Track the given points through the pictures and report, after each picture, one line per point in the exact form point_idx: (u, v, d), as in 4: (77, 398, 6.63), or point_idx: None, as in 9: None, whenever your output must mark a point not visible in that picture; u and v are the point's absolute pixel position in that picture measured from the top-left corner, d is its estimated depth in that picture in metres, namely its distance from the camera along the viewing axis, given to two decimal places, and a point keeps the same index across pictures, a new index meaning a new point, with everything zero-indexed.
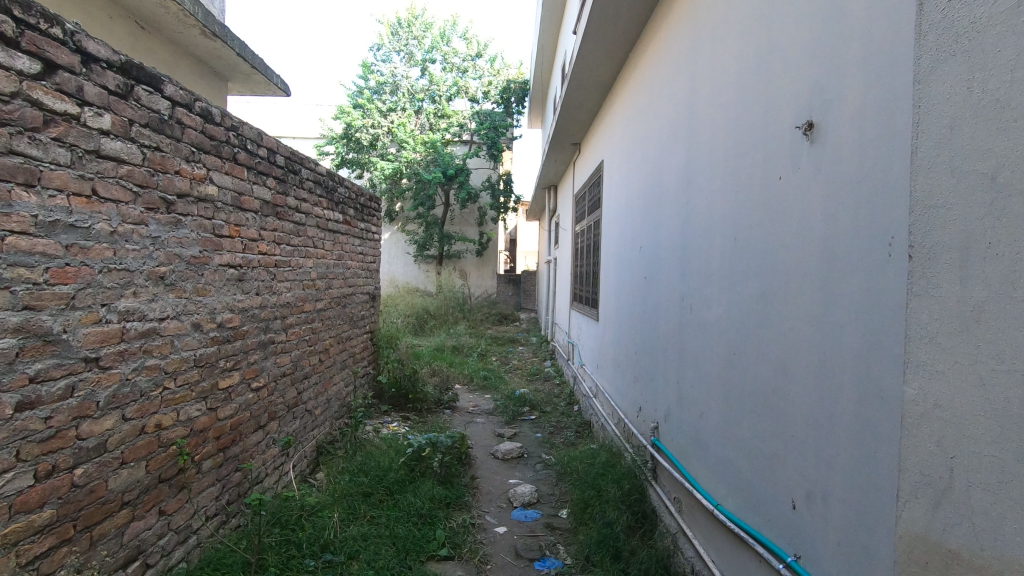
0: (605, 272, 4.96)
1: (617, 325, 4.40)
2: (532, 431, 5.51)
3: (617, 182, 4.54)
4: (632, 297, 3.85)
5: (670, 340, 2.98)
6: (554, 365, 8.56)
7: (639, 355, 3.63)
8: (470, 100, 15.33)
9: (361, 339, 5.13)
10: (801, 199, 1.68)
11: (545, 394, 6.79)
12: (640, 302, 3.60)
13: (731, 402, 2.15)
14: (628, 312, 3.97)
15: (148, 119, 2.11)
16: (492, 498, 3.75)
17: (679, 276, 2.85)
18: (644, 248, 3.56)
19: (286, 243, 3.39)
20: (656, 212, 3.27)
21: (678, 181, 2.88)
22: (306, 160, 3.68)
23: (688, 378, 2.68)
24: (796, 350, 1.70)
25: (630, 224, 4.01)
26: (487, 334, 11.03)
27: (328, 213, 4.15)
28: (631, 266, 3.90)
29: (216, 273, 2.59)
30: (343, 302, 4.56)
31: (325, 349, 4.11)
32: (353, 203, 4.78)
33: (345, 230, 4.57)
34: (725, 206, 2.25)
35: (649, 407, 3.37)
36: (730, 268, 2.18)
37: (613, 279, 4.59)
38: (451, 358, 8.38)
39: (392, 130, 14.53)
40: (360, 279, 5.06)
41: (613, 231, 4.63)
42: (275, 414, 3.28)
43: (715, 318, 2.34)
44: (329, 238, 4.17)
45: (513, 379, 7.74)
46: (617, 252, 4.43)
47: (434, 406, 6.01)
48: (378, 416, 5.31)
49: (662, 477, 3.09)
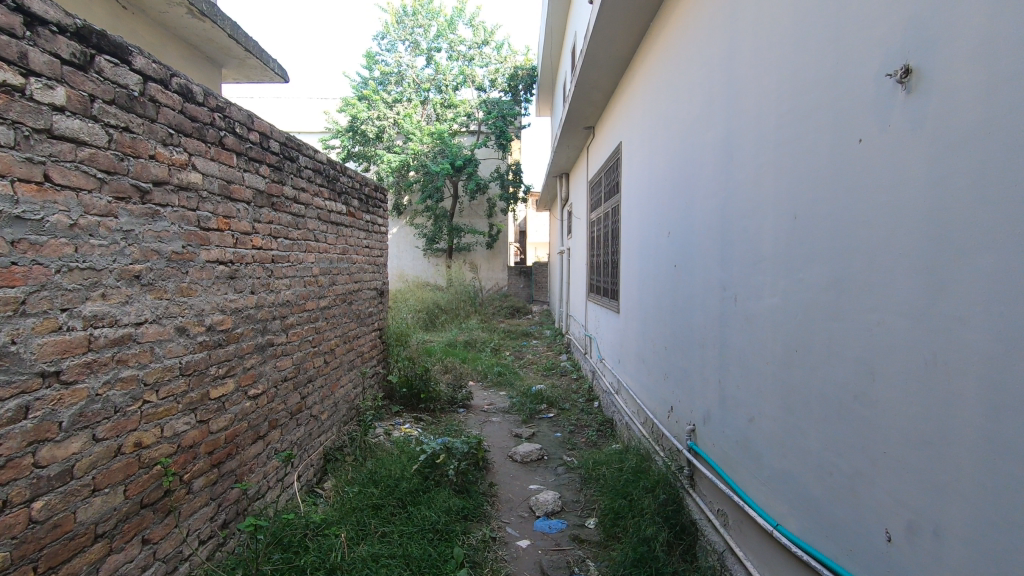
0: (627, 261, 4.66)
1: (642, 318, 4.10)
2: (551, 430, 5.24)
3: (638, 164, 4.22)
4: (660, 287, 3.56)
5: (709, 335, 2.69)
6: (570, 359, 8.27)
7: (670, 350, 3.34)
8: (477, 89, 14.99)
9: (370, 337, 4.87)
10: (889, 164, 1.38)
11: (563, 390, 6.51)
12: (670, 293, 3.31)
13: (792, 407, 1.87)
14: (656, 304, 3.67)
15: (115, 95, 1.83)
16: (513, 506, 3.49)
17: (719, 264, 2.55)
18: (673, 234, 3.25)
19: (284, 237, 3.13)
20: (688, 193, 2.96)
21: (716, 157, 2.57)
22: (303, 147, 3.40)
23: (733, 378, 2.39)
24: (884, 347, 1.40)
25: (655, 210, 3.70)
26: (500, 328, 10.78)
27: (330, 204, 3.88)
28: (658, 254, 3.60)
29: (202, 270, 2.33)
30: (348, 300, 4.30)
31: (330, 349, 3.86)
32: (357, 193, 4.51)
33: (349, 222, 4.31)
34: (779, 180, 1.95)
35: (684, 407, 3.07)
36: (789, 252, 1.88)
37: (636, 269, 4.28)
38: (464, 354, 8.13)
39: (398, 121, 14.24)
40: (367, 274, 4.80)
41: (635, 217, 4.33)
42: (276, 422, 3.03)
43: (768, 309, 2.05)
44: (331, 231, 3.91)
45: (529, 375, 7.46)
46: (640, 239, 4.13)
47: (447, 405, 5.76)
48: (389, 417, 5.07)
49: (702, 485, 2.79)
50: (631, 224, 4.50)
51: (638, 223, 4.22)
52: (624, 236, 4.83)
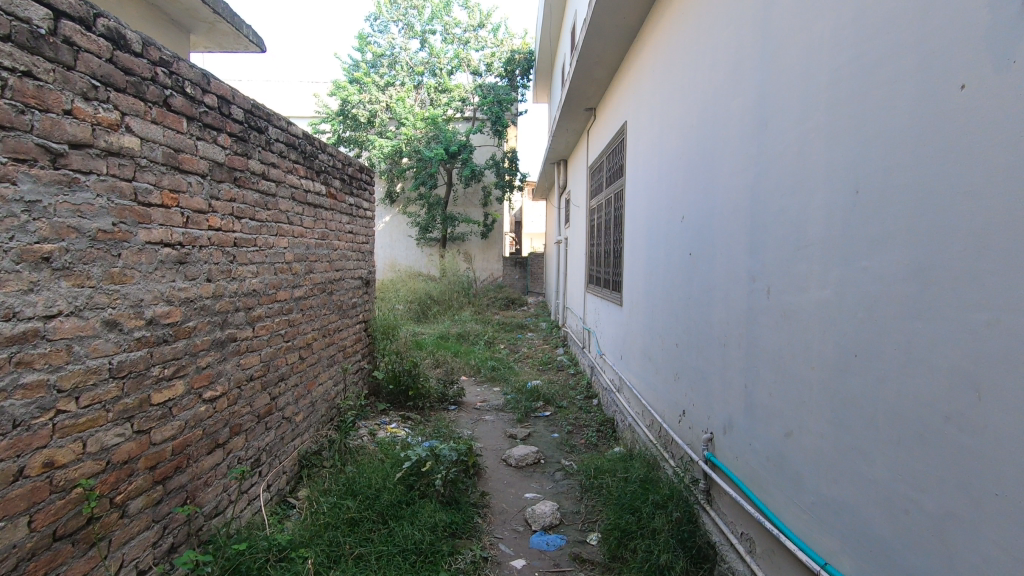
0: (632, 251, 4.32)
1: (648, 313, 3.78)
2: (548, 430, 4.91)
3: (646, 143, 3.87)
4: (672, 279, 3.22)
5: (732, 333, 2.36)
6: (567, 354, 7.95)
7: (683, 348, 3.02)
8: (473, 73, 14.54)
9: (353, 330, 4.52)
10: (1013, 115, 1.05)
11: (560, 386, 6.19)
12: (685, 286, 2.97)
13: (850, 422, 1.54)
14: (666, 298, 3.34)
15: (11, 31, 1.47)
16: (507, 519, 3.16)
17: (747, 251, 2.21)
18: (689, 219, 2.92)
19: (249, 218, 2.76)
20: (708, 171, 2.62)
21: (744, 128, 2.23)
22: (273, 117, 3.02)
23: (763, 384, 2.06)
24: (998, 356, 1.08)
25: (666, 195, 3.36)
26: (494, 320, 10.44)
27: (307, 183, 3.51)
28: (670, 241, 3.26)
29: (140, 253, 1.96)
30: (328, 290, 3.94)
31: (306, 344, 3.51)
32: (338, 173, 4.13)
33: (329, 204, 3.94)
34: (835, 148, 1.61)
35: (699, 413, 2.74)
36: (850, 234, 1.54)
37: (643, 258, 3.95)
38: (456, 347, 7.79)
39: (390, 106, 13.80)
40: (350, 262, 4.44)
41: (642, 203, 3.99)
42: (240, 428, 2.68)
43: (816, 306, 1.71)
44: (308, 214, 3.54)
45: (524, 369, 7.14)
46: (648, 227, 3.80)
47: (437, 403, 5.42)
48: (374, 416, 4.73)
49: (720, 502, 2.47)
50: (637, 211, 4.16)
51: (646, 210, 3.88)
52: (628, 224, 4.49)
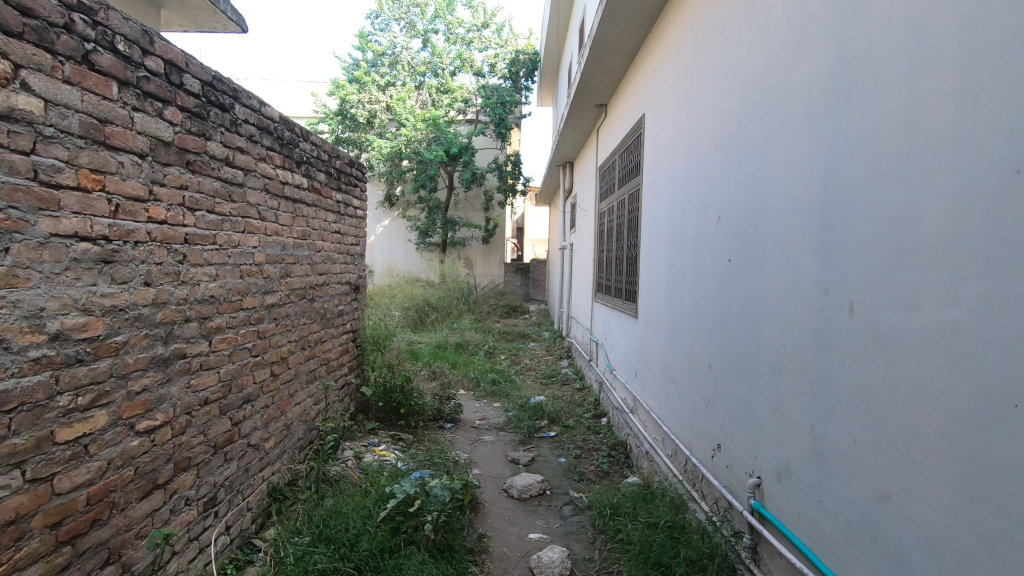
0: (651, 257, 3.87)
1: (671, 327, 3.33)
2: (553, 453, 4.46)
3: (670, 135, 3.43)
4: (703, 288, 2.78)
5: (790, 358, 1.91)
6: (573, 366, 7.49)
7: (718, 371, 2.57)
8: (476, 74, 14.14)
9: (339, 341, 4.07)
10: None
11: (566, 403, 5.73)
12: (722, 297, 2.53)
13: (1006, 500, 1.09)
14: (695, 311, 2.90)
15: None
16: (508, 566, 2.71)
17: (815, 255, 1.77)
18: (728, 217, 2.48)
19: (208, 210, 2.33)
20: (758, 161, 2.18)
21: (815, 103, 1.79)
22: (242, 94, 2.58)
23: (841, 424, 1.61)
24: None
25: (696, 193, 2.92)
26: (495, 329, 9.99)
27: (284, 174, 3.07)
28: (701, 246, 2.82)
29: (41, 248, 1.53)
30: (310, 296, 3.49)
31: (279, 358, 3.05)
32: (323, 165, 3.69)
33: (312, 199, 3.50)
34: (977, 117, 1.18)
35: (741, 450, 2.30)
36: (1004, 235, 1.11)
37: (664, 265, 3.51)
38: (455, 358, 7.33)
39: (390, 106, 13.41)
40: (337, 265, 4.00)
41: (664, 202, 3.55)
42: (190, 463, 2.23)
43: (940, 330, 1.26)
44: (286, 210, 3.10)
45: (526, 383, 6.68)
46: (672, 231, 3.36)
47: (432, 420, 4.97)
48: (362, 437, 4.27)
49: (772, 564, 2.01)
50: (657, 212, 3.72)
51: (668, 210, 3.44)
52: (646, 227, 4.04)
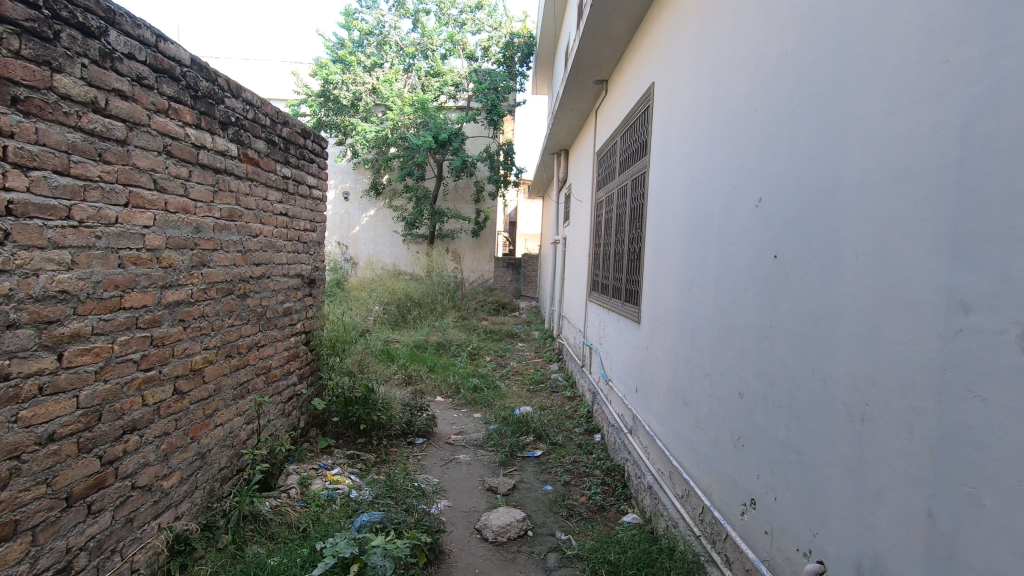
0: (659, 253, 3.24)
1: (685, 339, 2.71)
2: (538, 478, 3.84)
3: (689, 102, 2.79)
4: (733, 293, 2.16)
5: (886, 402, 1.29)
6: (563, 371, 6.87)
7: (753, 403, 1.95)
8: (468, 58, 13.41)
9: (285, 345, 3.42)
10: None
11: (554, 416, 5.11)
12: (762, 306, 1.91)
13: None
14: (720, 321, 2.27)
15: None
16: None
17: (939, 251, 1.15)
18: (775, 200, 1.85)
19: (58, 172, 1.68)
20: (830, 118, 1.55)
21: (946, 16, 1.16)
22: (123, 19, 1.92)
23: (998, 525, 0.99)
24: None
25: (725, 171, 2.29)
26: (482, 327, 9.36)
27: (199, 135, 2.40)
28: (732, 238, 2.20)
29: None
30: (240, 292, 2.83)
31: (189, 371, 2.39)
32: (263, 131, 3.01)
33: (245, 172, 2.83)
34: None
35: (789, 518, 1.69)
36: None
37: (676, 262, 2.89)
38: (435, 360, 6.69)
39: (376, 88, 12.69)
40: (283, 254, 3.33)
41: (677, 186, 2.92)
42: (20, 527, 1.60)
43: None
44: (202, 181, 2.44)
45: (512, 390, 6.04)
46: (688, 221, 2.73)
47: (401, 436, 4.33)
48: (313, 458, 3.61)
49: None
50: (668, 198, 3.08)
51: (684, 195, 2.81)
52: (653, 217, 3.41)
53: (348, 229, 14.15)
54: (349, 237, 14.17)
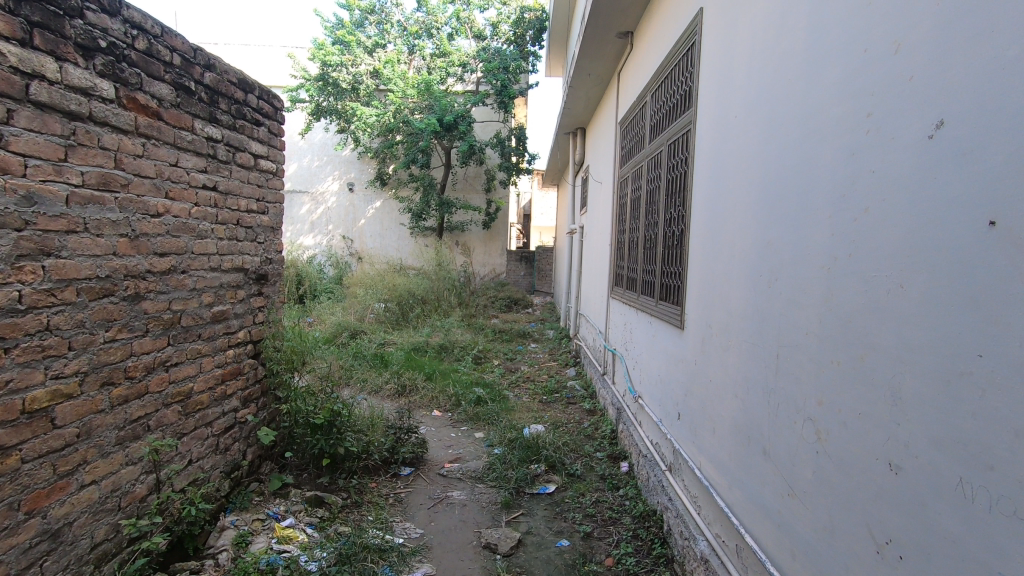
0: (712, 236, 2.39)
1: (761, 360, 1.87)
2: (551, 527, 2.99)
3: (765, 11, 1.91)
4: (865, 293, 1.31)
5: None
6: (581, 378, 6.01)
7: (927, 489, 1.11)
8: (476, 36, 12.53)
9: (216, 361, 2.60)
10: None
11: (570, 437, 4.26)
12: (951, 319, 1.06)
13: None
14: (836, 337, 1.43)
15: None
16: None
17: None
18: (985, 121, 1.00)
19: None
20: None
21: None
22: None
23: None
24: None
25: (841, 98, 1.44)
26: (491, 326, 8.54)
27: (31, 57, 1.61)
28: (864, 200, 1.33)
29: None
30: (127, 292, 2.00)
31: (20, 414, 1.60)
32: (168, 70, 2.20)
33: (135, 124, 2.02)
34: None
35: None
36: None
37: (744, 247, 2.03)
38: (434, 365, 5.87)
39: (377, 69, 11.87)
40: (209, 241, 2.50)
41: (743, 139, 2.07)
42: None
43: None
44: (38, 127, 1.64)
45: (521, 402, 5.20)
46: (764, 185, 1.87)
47: (382, 466, 3.51)
48: (259, 504, 2.80)
49: None
50: (727, 159, 2.22)
51: (755, 150, 1.96)
52: (702, 189, 2.55)
53: (352, 222, 13.45)
54: (353, 230, 13.46)
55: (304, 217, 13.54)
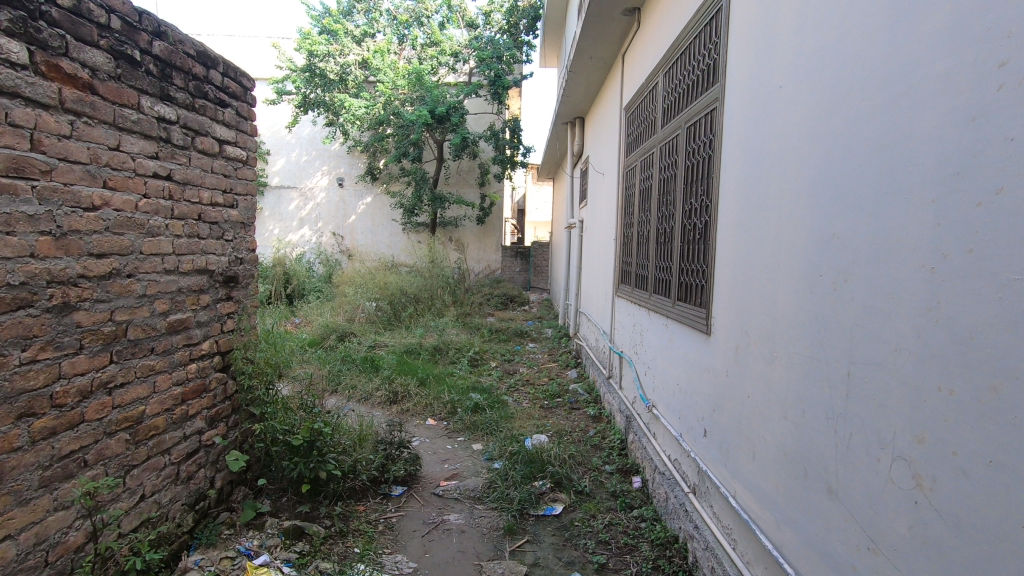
0: (747, 230, 2.07)
1: (822, 379, 1.55)
2: (561, 557, 2.67)
3: None
4: (998, 303, 0.99)
5: None
6: (584, 381, 5.69)
7: None
8: (468, 26, 12.13)
9: (174, 378, 2.25)
10: None
11: (576, 449, 3.94)
12: None
13: None
14: (947, 359, 1.11)
15: None
16: None
17: None
18: None
19: None
20: None
21: None
22: None
23: None
24: None
25: (948, 51, 1.12)
26: (487, 325, 8.20)
27: None
28: (994, 179, 1.01)
29: None
30: (50, 301, 1.66)
31: None
32: (105, 34, 1.84)
33: (57, 96, 1.67)
34: None
35: None
36: None
37: (794, 243, 1.72)
38: (428, 369, 5.51)
39: (366, 59, 11.46)
40: (161, 238, 2.14)
41: (791, 114, 1.75)
42: None
43: None
44: None
45: (521, 408, 4.86)
46: (823, 169, 1.56)
47: (372, 488, 3.16)
48: (229, 538, 2.44)
49: None
50: (769, 140, 1.90)
51: (809, 127, 1.63)
52: (733, 176, 2.22)
53: (342, 218, 13.06)
54: (344, 226, 13.07)
55: (292, 214, 13.13)
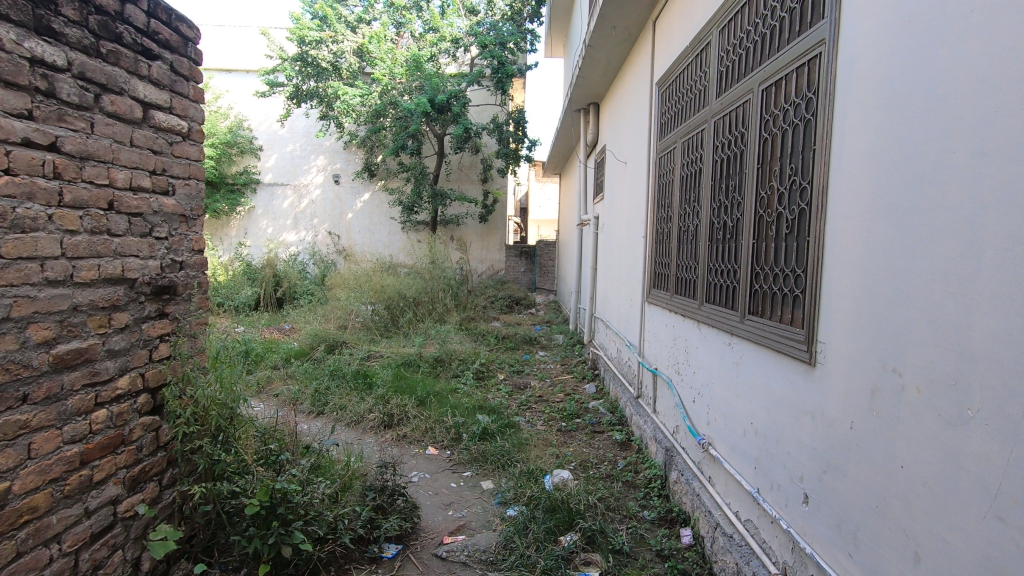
0: (891, 222, 1.42)
1: None
2: None
3: None
4: None
5: None
6: (604, 398, 5.03)
7: None
8: (469, 12, 11.45)
9: (63, 432, 1.58)
10: None
11: (606, 487, 3.27)
12: None
13: None
14: None
15: None
16: None
17: None
18: None
19: None
20: None
21: None
22: None
23: None
24: None
25: None
26: (493, 331, 7.53)
27: None
28: None
29: None
30: None
31: None
32: None
33: None
34: None
35: None
36: None
37: (1014, 237, 1.07)
38: (428, 386, 4.84)
39: (361, 46, 10.78)
40: (29, 233, 1.47)
41: (1003, 33, 1.10)
42: None
43: None
44: None
45: (537, 433, 4.19)
46: None
47: (359, 549, 2.50)
48: None
49: None
50: (945, 84, 1.25)
51: None
52: (858, 147, 1.58)
53: (339, 216, 12.41)
54: (340, 225, 12.42)
55: (285, 212, 12.47)
